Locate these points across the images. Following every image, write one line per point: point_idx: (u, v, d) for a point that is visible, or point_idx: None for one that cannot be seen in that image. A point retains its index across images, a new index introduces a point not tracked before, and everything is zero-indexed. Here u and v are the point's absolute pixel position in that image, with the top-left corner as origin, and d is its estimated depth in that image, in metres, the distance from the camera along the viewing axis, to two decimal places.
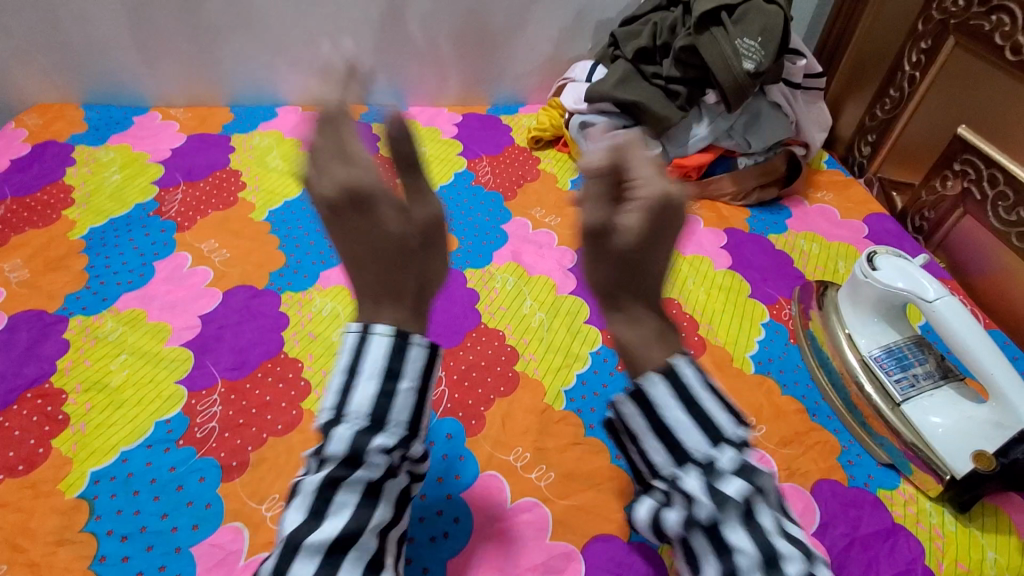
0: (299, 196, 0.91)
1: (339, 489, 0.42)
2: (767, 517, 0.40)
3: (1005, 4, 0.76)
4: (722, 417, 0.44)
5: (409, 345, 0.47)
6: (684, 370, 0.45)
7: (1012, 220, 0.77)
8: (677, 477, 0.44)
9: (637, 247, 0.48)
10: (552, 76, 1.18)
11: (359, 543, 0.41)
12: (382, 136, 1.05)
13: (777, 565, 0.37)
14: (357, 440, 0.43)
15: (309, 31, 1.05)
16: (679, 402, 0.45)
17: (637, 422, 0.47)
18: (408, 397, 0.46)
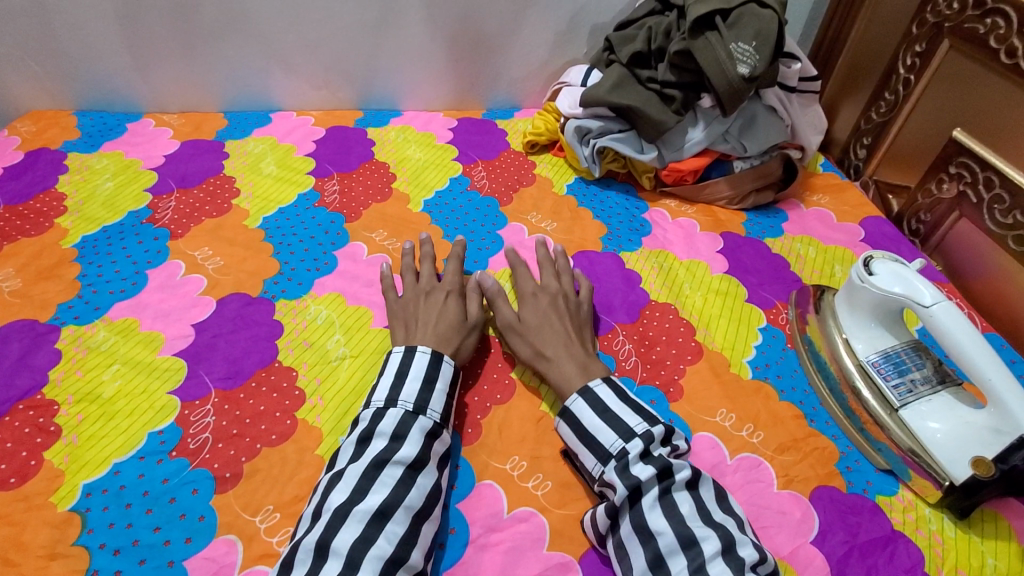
0: (293, 202, 0.91)
1: (382, 467, 0.53)
2: (682, 503, 0.52)
3: (1000, 7, 0.76)
4: (634, 421, 0.57)
5: (444, 361, 0.63)
6: (596, 388, 0.60)
7: (1009, 223, 0.77)
8: (603, 474, 0.56)
9: (548, 324, 0.69)
10: (547, 80, 1.17)
11: (396, 515, 0.51)
12: (377, 141, 1.05)
13: (693, 542, 0.49)
14: (402, 424, 0.57)
15: (303, 37, 1.05)
16: (597, 412, 0.59)
17: (568, 434, 0.60)
18: (438, 391, 0.61)
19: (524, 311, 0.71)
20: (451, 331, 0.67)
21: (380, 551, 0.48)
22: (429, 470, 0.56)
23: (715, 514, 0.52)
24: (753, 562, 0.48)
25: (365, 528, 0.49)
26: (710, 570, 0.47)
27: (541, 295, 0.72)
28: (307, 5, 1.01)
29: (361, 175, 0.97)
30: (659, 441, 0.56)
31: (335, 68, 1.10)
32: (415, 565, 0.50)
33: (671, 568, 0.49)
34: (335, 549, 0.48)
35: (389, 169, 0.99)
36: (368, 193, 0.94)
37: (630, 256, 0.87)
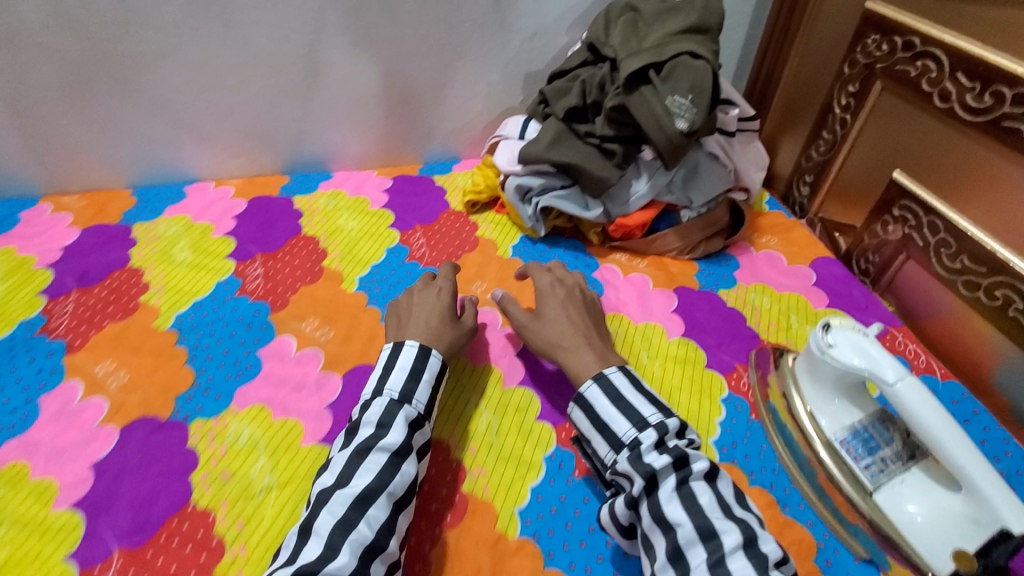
0: (210, 293, 0.82)
1: (369, 452, 0.57)
2: (702, 494, 0.53)
3: (930, 49, 0.73)
4: (647, 411, 0.60)
5: (431, 355, 0.66)
6: (612, 375, 0.63)
7: (957, 268, 0.75)
8: (616, 462, 0.58)
9: (559, 319, 0.71)
10: (484, 131, 1.12)
11: (378, 500, 0.54)
12: (305, 211, 0.97)
13: (713, 534, 0.50)
14: (388, 412, 0.60)
15: (217, 105, 0.97)
16: (612, 401, 0.61)
17: (582, 421, 0.63)
18: (423, 383, 0.64)
19: (541, 303, 0.74)
20: (444, 326, 0.71)
21: (361, 535, 0.52)
22: (413, 457, 0.59)
23: (735, 509, 0.53)
24: (773, 557, 0.49)
25: (345, 512, 0.53)
26: (730, 563, 0.48)
27: (557, 286, 0.76)
28: (219, 72, 0.93)
29: (288, 254, 0.89)
30: (674, 435, 0.58)
31: (254, 134, 1.02)
32: (392, 554, 0.53)
33: (690, 560, 0.50)
34: (316, 530, 0.52)
35: (320, 244, 0.91)
36: (295, 275, 0.86)
37: None
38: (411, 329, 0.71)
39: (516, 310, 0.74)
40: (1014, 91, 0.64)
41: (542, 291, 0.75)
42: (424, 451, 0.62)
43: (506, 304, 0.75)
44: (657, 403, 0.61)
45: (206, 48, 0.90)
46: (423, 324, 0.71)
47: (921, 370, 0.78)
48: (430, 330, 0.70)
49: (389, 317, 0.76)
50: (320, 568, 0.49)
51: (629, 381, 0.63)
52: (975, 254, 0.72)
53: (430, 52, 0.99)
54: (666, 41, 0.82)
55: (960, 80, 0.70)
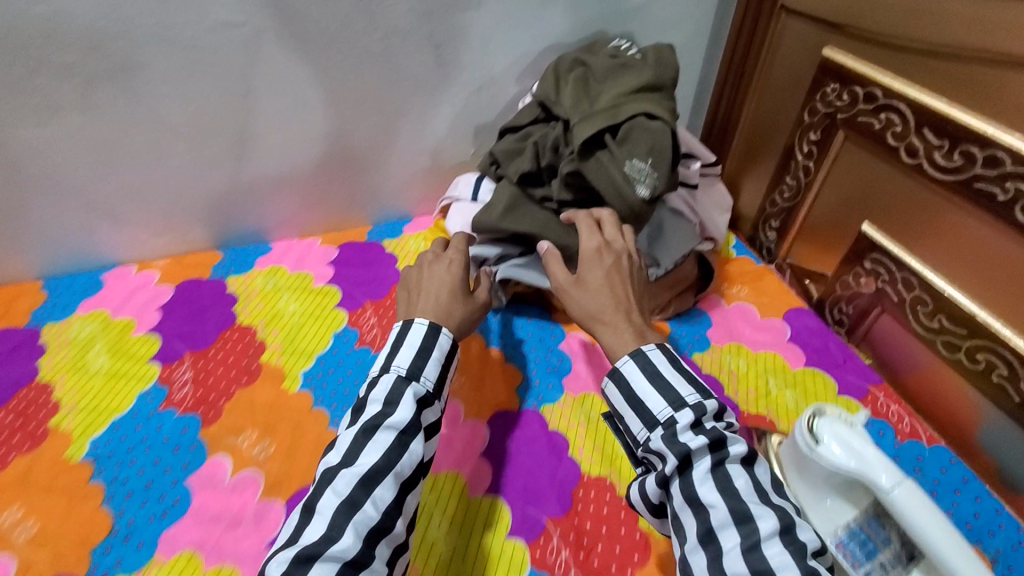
0: (131, 409, 0.74)
1: (376, 431, 0.56)
2: (738, 478, 0.53)
3: (892, 102, 0.70)
4: (683, 389, 0.59)
5: (441, 333, 0.66)
6: (650, 353, 0.62)
7: (936, 327, 0.72)
8: (649, 439, 0.58)
9: (601, 288, 0.67)
10: (435, 187, 1.05)
11: (385, 480, 0.54)
12: (240, 296, 0.88)
13: (748, 518, 0.50)
14: (395, 389, 0.60)
15: (134, 183, 0.87)
16: (648, 378, 0.60)
17: (617, 397, 0.62)
18: (432, 362, 0.63)
19: (586, 270, 0.69)
20: (455, 303, 0.70)
21: (366, 516, 0.51)
22: (421, 436, 0.59)
23: (773, 495, 0.53)
24: (810, 544, 0.49)
25: (351, 492, 0.52)
26: (765, 549, 0.48)
27: (604, 252, 0.70)
28: (132, 150, 0.84)
29: (221, 352, 0.80)
30: (712, 416, 0.57)
31: (178, 211, 0.92)
32: (398, 536, 0.54)
33: (723, 542, 0.50)
34: (320, 511, 0.51)
35: (258, 334, 0.82)
36: (230, 377, 0.77)
37: (552, 410, 0.76)
38: (420, 304, 0.70)
39: (562, 280, 0.70)
40: (986, 152, 0.61)
41: (586, 250, 0.70)
42: (431, 430, 0.61)
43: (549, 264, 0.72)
44: (694, 381, 0.60)
45: (114, 126, 0.81)
46: (436, 299, 0.70)
47: (906, 435, 0.74)
48: (442, 308, 0.69)
49: (401, 292, 0.75)
50: (321, 550, 0.49)
51: (670, 361, 0.61)
52: (953, 314, 0.69)
53: (370, 113, 0.91)
54: (620, 102, 0.76)
55: (927, 136, 0.66)
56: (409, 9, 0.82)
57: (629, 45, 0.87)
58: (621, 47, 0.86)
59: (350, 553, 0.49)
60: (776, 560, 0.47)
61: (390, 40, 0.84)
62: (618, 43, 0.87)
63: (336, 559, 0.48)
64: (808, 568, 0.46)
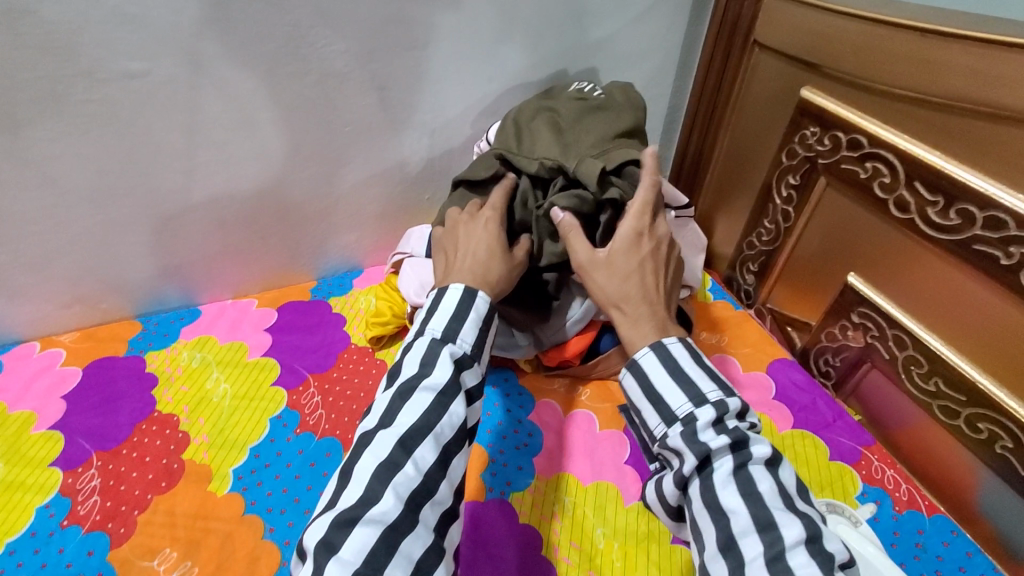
0: (26, 529, 0.62)
1: (413, 392, 0.54)
2: (762, 481, 0.50)
3: (879, 151, 0.65)
4: (705, 386, 0.56)
5: (478, 297, 0.62)
6: (671, 346, 0.59)
7: (932, 390, 0.67)
8: (666, 436, 0.55)
9: (626, 278, 0.63)
10: (388, 235, 0.96)
11: (424, 442, 0.52)
12: (162, 376, 0.77)
13: (772, 525, 0.46)
14: (431, 351, 0.58)
15: (30, 251, 0.75)
16: (669, 373, 0.57)
17: (634, 390, 0.59)
18: (468, 323, 0.61)
19: (616, 253, 0.64)
20: (494, 259, 0.66)
21: (407, 478, 0.49)
22: (461, 399, 0.56)
23: (798, 502, 0.49)
24: (838, 557, 0.45)
25: (389, 454, 0.50)
26: (790, 559, 0.44)
27: (642, 239, 0.65)
28: (26, 216, 0.72)
29: (136, 450, 0.69)
30: (734, 415, 0.54)
31: (87, 278, 0.81)
32: (442, 501, 0.51)
33: (744, 551, 0.47)
34: (358, 474, 0.49)
35: (181, 425, 0.71)
36: (145, 482, 0.66)
37: (522, 498, 0.68)
38: (464, 259, 0.67)
39: (584, 257, 0.65)
40: (985, 214, 0.56)
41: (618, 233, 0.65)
42: (471, 395, 0.59)
43: (573, 240, 0.66)
44: (718, 379, 0.57)
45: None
46: (478, 252, 0.67)
47: (905, 505, 0.68)
48: (478, 266, 0.66)
49: (438, 255, 0.72)
50: (360, 514, 0.47)
51: (694, 357, 0.58)
52: (950, 379, 0.64)
53: (309, 163, 0.82)
54: (607, 146, 0.69)
55: (919, 191, 0.62)
56: (346, 50, 0.73)
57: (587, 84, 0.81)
58: (585, 89, 0.78)
59: (391, 517, 0.47)
60: (802, 570, 0.44)
61: (326, 84, 0.75)
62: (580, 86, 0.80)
63: (378, 522, 0.47)
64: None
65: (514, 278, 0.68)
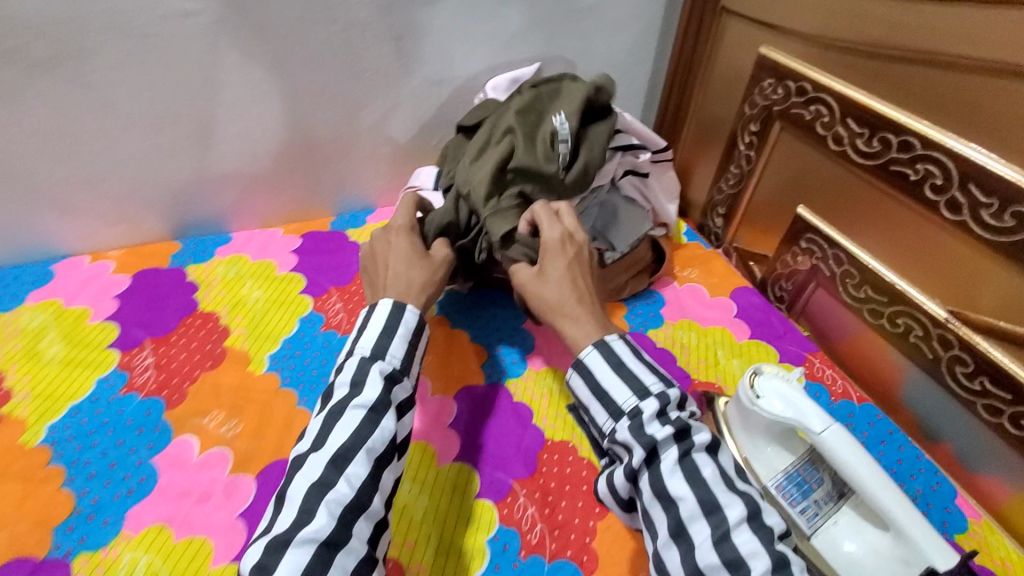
0: (89, 394, 0.72)
1: (344, 412, 0.57)
2: (705, 467, 0.53)
3: (821, 95, 0.78)
4: (648, 381, 0.59)
5: (406, 310, 0.66)
6: (613, 342, 0.63)
7: (862, 297, 0.79)
8: (615, 431, 0.59)
9: (559, 282, 0.69)
10: (398, 178, 1.07)
11: (357, 458, 0.54)
12: (202, 283, 0.88)
13: (716, 508, 0.50)
14: (361, 369, 0.60)
15: (83, 171, 0.85)
16: (612, 368, 0.61)
17: (582, 388, 0.62)
18: (396, 338, 0.64)
19: (547, 259, 0.71)
20: (415, 269, 0.72)
21: (340, 495, 0.52)
22: (392, 414, 0.59)
23: (737, 482, 0.53)
24: (776, 528, 0.50)
25: (322, 474, 0.53)
26: (734, 538, 0.49)
27: (567, 243, 0.71)
28: (81, 138, 0.82)
29: (184, 337, 0.79)
30: (675, 406, 0.58)
31: (133, 199, 0.91)
32: (377, 511, 0.54)
33: (693, 535, 0.50)
34: (290, 498, 0.52)
35: (221, 321, 0.82)
36: (194, 362, 0.76)
37: (517, 384, 0.79)
38: (388, 272, 0.72)
39: (521, 275, 0.72)
40: (899, 138, 0.69)
41: (544, 242, 0.72)
42: (403, 407, 0.62)
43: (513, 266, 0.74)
44: (658, 374, 0.60)
45: (59, 113, 0.79)
46: (400, 266, 0.72)
47: (839, 395, 0.81)
48: (403, 281, 0.70)
49: (365, 275, 0.76)
50: (294, 534, 0.49)
51: (635, 353, 0.61)
52: (877, 284, 0.76)
53: (331, 104, 0.93)
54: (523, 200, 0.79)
55: (850, 125, 0.74)
56: (368, 2, 0.84)
57: (568, 121, 0.80)
58: (559, 129, 0.80)
59: (325, 533, 0.49)
60: (746, 547, 0.48)
61: (349, 32, 0.86)
62: (558, 120, 0.81)
63: (312, 540, 0.49)
64: (777, 553, 0.47)
65: (437, 280, 0.74)
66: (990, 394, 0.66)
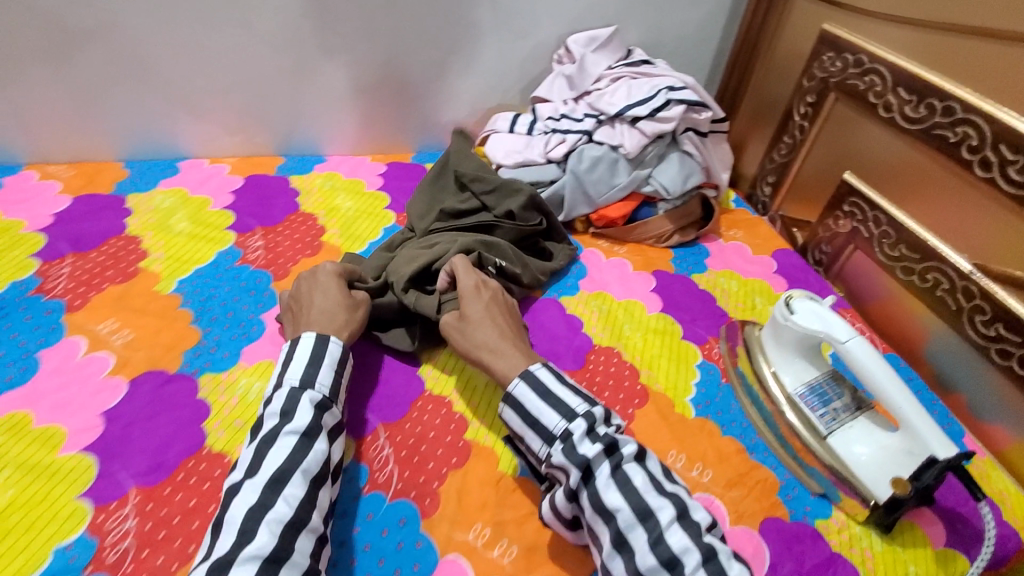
0: (212, 261, 0.85)
1: (277, 438, 0.57)
2: (636, 476, 0.55)
3: (876, 66, 0.86)
4: (574, 403, 0.60)
5: (331, 341, 0.66)
6: (537, 371, 0.62)
7: (896, 255, 0.86)
8: (549, 455, 0.58)
9: (483, 326, 0.69)
10: (475, 124, 1.18)
11: (293, 479, 0.54)
12: (302, 191, 1.00)
13: (649, 514, 0.53)
14: (290, 400, 0.60)
15: (215, 81, 0.99)
16: (539, 395, 0.60)
17: (513, 419, 0.61)
18: (324, 368, 0.63)
19: (465, 301, 0.72)
20: (339, 309, 0.70)
21: (279, 514, 0.52)
22: (324, 437, 0.59)
23: (666, 484, 0.56)
24: (703, 522, 0.54)
25: (260, 496, 0.52)
26: (668, 538, 0.52)
27: (481, 288, 0.74)
28: (219, 51, 0.95)
29: (287, 229, 0.92)
30: (602, 422, 0.59)
31: (251, 113, 1.04)
32: (317, 527, 0.53)
33: (633, 542, 0.52)
34: (229, 523, 0.51)
35: (318, 221, 0.95)
36: (296, 248, 0.89)
37: (570, 301, 0.89)
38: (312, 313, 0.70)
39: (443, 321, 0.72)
40: (944, 104, 0.76)
41: (463, 291, 0.74)
42: (335, 433, 0.62)
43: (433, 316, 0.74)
44: (582, 393, 0.61)
45: (207, 27, 0.93)
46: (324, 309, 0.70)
47: None
48: (326, 316, 0.69)
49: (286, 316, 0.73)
50: (236, 554, 0.49)
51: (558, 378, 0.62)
52: (911, 243, 0.83)
53: (428, 47, 1.04)
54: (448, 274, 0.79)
55: (901, 93, 0.82)
56: None
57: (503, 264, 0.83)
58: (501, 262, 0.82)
59: (267, 549, 0.49)
60: (679, 545, 0.51)
61: None
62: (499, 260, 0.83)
63: (255, 557, 0.48)
64: (705, 546, 0.51)
65: (358, 321, 0.72)
66: (1003, 339, 0.72)
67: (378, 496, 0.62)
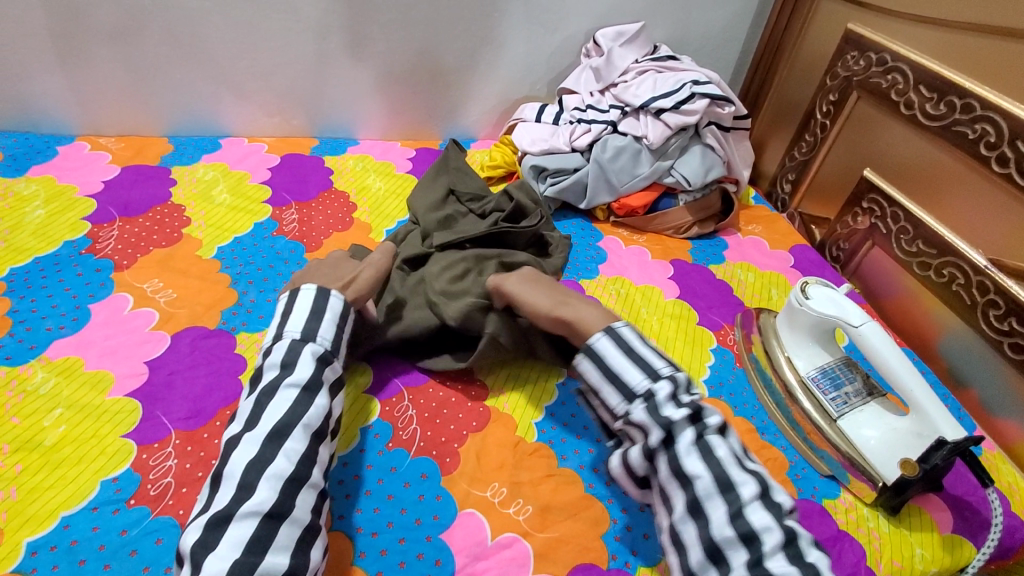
0: (249, 231, 0.89)
1: (278, 390, 0.58)
2: (719, 447, 0.55)
3: (899, 65, 0.87)
4: (659, 365, 0.60)
5: (332, 295, 0.67)
6: (620, 328, 0.63)
7: (913, 251, 0.87)
8: (628, 412, 0.59)
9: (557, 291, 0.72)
10: (502, 114, 1.22)
11: (295, 433, 0.55)
12: (335, 170, 1.05)
13: (731, 486, 0.53)
14: (292, 352, 0.61)
15: (259, 63, 1.04)
16: (623, 352, 0.61)
17: (592, 372, 0.62)
18: (325, 321, 0.64)
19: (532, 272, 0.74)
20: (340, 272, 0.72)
21: (279, 470, 0.52)
22: (325, 392, 0.60)
23: (747, 462, 0.56)
24: (785, 505, 0.53)
25: (260, 450, 0.53)
26: (749, 513, 0.51)
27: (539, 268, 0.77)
28: (264, 34, 1.00)
29: (321, 205, 0.96)
30: (685, 389, 0.59)
31: (289, 95, 1.09)
32: (317, 482, 0.54)
33: (709, 511, 0.52)
34: (228, 476, 0.52)
35: (350, 198, 0.99)
36: (328, 223, 0.93)
37: (589, 283, 0.91)
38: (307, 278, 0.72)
39: (509, 284, 0.72)
40: (963, 101, 0.77)
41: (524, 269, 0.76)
42: (337, 388, 0.62)
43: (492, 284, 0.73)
44: (667, 358, 0.62)
45: (254, 12, 0.97)
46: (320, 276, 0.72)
47: None
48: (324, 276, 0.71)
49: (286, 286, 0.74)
50: (235, 510, 0.50)
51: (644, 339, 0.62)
52: (928, 238, 0.84)
53: (461, 38, 1.08)
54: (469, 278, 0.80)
55: (922, 91, 0.83)
56: None
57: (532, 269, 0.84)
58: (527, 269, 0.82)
59: (267, 505, 0.50)
60: (761, 523, 0.50)
61: None
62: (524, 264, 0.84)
63: (254, 513, 0.50)
64: (787, 528, 0.50)
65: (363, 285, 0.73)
66: (1015, 333, 0.73)
67: (401, 452, 0.65)
